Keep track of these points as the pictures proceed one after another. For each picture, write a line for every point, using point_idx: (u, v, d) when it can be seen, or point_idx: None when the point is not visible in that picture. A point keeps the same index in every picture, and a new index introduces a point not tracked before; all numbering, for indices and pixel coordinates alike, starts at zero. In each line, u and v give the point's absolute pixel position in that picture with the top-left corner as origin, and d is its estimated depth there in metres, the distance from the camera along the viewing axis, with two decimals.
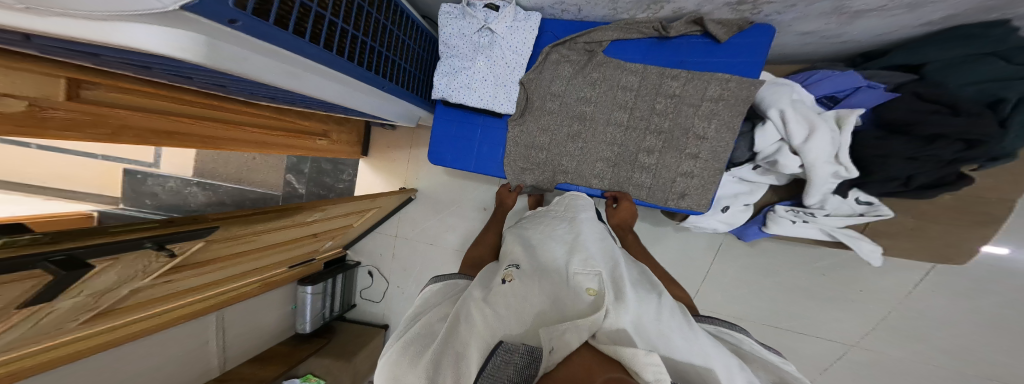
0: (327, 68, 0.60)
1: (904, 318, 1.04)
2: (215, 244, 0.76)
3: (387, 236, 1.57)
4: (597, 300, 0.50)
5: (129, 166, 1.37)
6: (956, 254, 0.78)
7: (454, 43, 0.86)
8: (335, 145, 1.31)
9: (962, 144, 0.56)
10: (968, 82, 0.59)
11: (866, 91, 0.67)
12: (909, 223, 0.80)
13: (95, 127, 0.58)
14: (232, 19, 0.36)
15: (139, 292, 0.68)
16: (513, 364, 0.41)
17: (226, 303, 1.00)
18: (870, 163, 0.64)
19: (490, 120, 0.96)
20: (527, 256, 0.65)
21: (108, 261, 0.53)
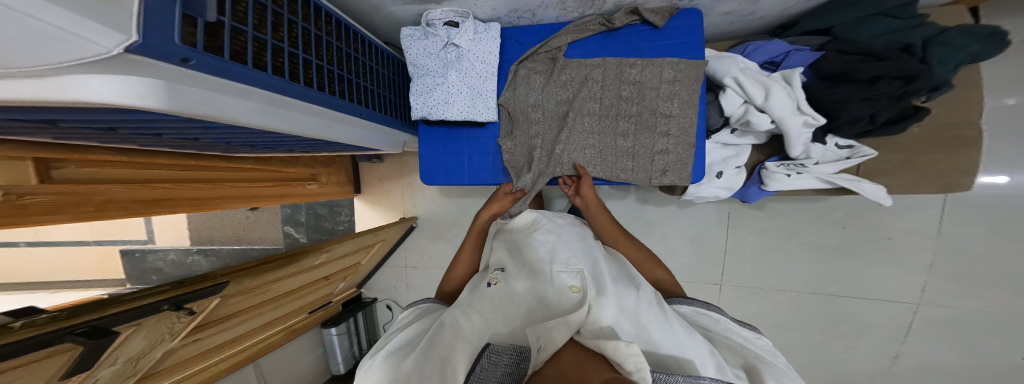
0: (336, 112, 0.57)
1: (965, 262, 0.90)
2: (232, 299, 0.76)
3: (396, 269, 1.56)
4: (582, 298, 0.48)
5: (125, 247, 1.42)
6: (957, 179, 0.67)
7: (421, 62, 0.77)
8: (326, 187, 1.31)
9: (901, 80, 0.59)
10: (875, 36, 0.64)
11: (796, 54, 0.69)
12: (896, 160, 0.70)
13: (78, 207, 0.56)
14: (187, 58, 0.29)
15: (175, 351, 0.71)
16: (503, 365, 0.42)
17: (251, 357, 1.00)
18: (831, 110, 0.63)
19: (476, 131, 0.83)
20: (512, 255, 0.61)
21: (131, 327, 0.54)
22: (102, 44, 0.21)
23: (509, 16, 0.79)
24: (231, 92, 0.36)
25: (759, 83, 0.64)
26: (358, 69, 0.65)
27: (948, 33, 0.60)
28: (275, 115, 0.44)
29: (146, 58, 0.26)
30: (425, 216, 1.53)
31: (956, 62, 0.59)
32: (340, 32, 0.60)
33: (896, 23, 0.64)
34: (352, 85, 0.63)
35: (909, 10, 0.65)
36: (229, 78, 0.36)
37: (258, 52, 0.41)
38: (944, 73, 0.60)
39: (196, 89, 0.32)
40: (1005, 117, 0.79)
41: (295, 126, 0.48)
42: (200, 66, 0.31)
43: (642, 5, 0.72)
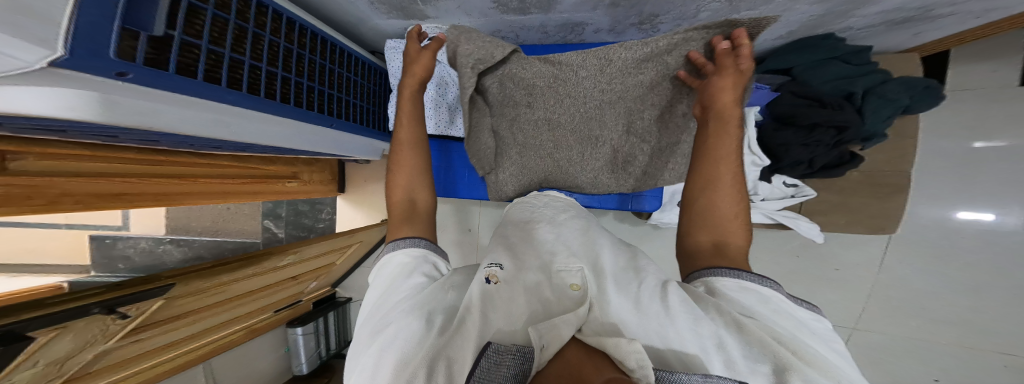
0: (302, 122, 0.58)
1: (893, 289, 1.02)
2: (180, 300, 0.72)
3: (373, 270, 1.57)
4: (585, 295, 0.39)
5: (97, 232, 1.39)
6: (884, 222, 0.77)
7: (403, 75, 0.79)
8: (307, 185, 1.31)
9: (836, 130, 0.64)
10: (827, 81, 0.69)
11: (757, 92, 0.72)
12: (833, 200, 0.81)
13: (27, 198, 0.54)
14: (121, 71, 0.30)
15: (109, 353, 0.66)
16: (505, 367, 0.30)
17: (202, 358, 0.95)
18: (777, 152, 0.68)
19: (455, 144, 0.86)
20: (508, 249, 0.49)
21: (52, 331, 0.48)
22: (23, 60, 0.22)
23: (493, 36, 0.82)
24: (176, 104, 0.37)
25: None
26: (333, 80, 0.67)
27: (887, 85, 0.66)
28: (228, 125, 0.45)
29: (78, 71, 0.26)
30: None
31: (887, 114, 0.67)
32: (315, 44, 0.61)
33: (849, 69, 0.68)
34: (325, 96, 0.64)
35: (863, 57, 0.71)
36: (172, 91, 0.36)
37: (211, 65, 0.42)
38: (876, 124, 0.68)
39: (133, 101, 0.33)
40: (961, 160, 0.94)
41: (248, 135, 0.48)
42: (138, 78, 0.32)
43: (621, 33, 0.76)
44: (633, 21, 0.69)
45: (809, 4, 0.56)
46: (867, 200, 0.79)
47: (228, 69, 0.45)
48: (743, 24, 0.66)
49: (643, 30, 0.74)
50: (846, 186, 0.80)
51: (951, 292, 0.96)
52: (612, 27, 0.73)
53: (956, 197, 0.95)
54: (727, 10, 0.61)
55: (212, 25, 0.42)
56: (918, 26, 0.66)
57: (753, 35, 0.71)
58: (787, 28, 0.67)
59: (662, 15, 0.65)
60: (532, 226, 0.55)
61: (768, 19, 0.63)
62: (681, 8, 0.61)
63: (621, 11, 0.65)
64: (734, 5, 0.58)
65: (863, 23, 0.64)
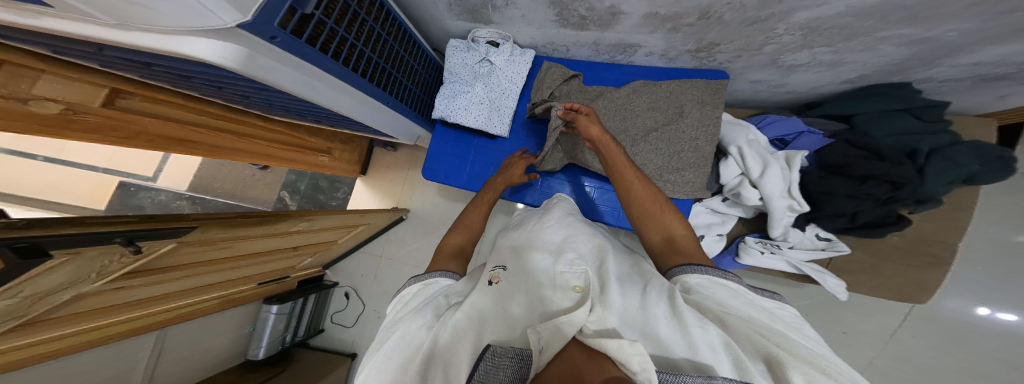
0: (375, 100, 0.64)
1: (888, 361, 1.00)
2: (185, 248, 0.73)
3: (371, 258, 1.59)
4: (587, 296, 0.42)
5: (127, 180, 1.47)
6: (919, 294, 0.79)
7: (456, 70, 0.84)
8: (336, 162, 1.36)
9: (890, 185, 0.63)
10: (888, 134, 0.66)
11: (808, 137, 0.73)
12: (867, 262, 0.82)
13: (114, 131, 0.59)
14: (272, 35, 0.36)
15: (83, 299, 0.63)
16: (505, 370, 0.34)
17: (177, 319, 0.97)
18: (819, 199, 0.70)
19: (486, 142, 0.90)
20: (513, 254, 0.54)
21: (68, 255, 0.50)
22: (224, 19, 0.28)
23: (545, 47, 0.87)
24: (292, 66, 0.42)
25: (759, 159, 0.69)
26: (401, 65, 0.72)
27: (956, 147, 0.63)
28: (312, 88, 0.48)
29: (247, 32, 0.33)
30: (417, 211, 1.57)
31: (949, 179, 0.63)
32: (396, 34, 0.68)
33: (916, 125, 0.65)
34: (389, 78, 0.68)
35: (936, 113, 0.66)
36: (295, 55, 0.42)
37: (327, 39, 0.49)
38: (934, 187, 0.64)
39: (265, 59, 0.37)
40: (1005, 249, 0.89)
41: (322, 99, 0.52)
42: (281, 44, 0.39)
43: (672, 59, 0.78)
44: (689, 48, 0.71)
45: (895, 45, 0.55)
46: (903, 266, 0.79)
47: (335, 43, 0.51)
48: (811, 61, 0.64)
49: (697, 59, 0.75)
50: (884, 249, 0.80)
51: (954, 371, 0.94)
52: (665, 52, 0.75)
53: (975, 287, 0.91)
54: (798, 45, 0.59)
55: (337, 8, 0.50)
56: (1008, 87, 0.62)
57: (817, 74, 0.69)
58: (862, 68, 0.63)
59: (722, 45, 0.66)
60: (540, 229, 0.59)
61: (842, 57, 0.61)
62: (747, 38, 0.61)
63: (680, 37, 0.67)
64: (808, 40, 0.57)
65: (950, 73, 0.60)
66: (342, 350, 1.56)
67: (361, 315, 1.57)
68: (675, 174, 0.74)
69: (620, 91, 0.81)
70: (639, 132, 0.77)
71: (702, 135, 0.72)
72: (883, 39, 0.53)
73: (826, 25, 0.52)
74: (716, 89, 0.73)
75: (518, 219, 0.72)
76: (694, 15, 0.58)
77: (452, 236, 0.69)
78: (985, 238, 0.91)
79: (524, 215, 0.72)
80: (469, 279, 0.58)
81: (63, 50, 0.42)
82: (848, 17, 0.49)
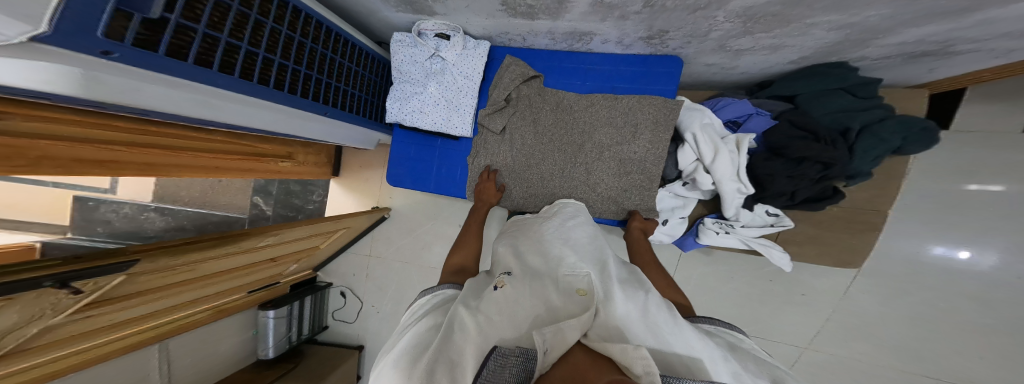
0: (306, 112, 0.61)
1: (849, 318, 1.07)
2: (141, 276, 0.69)
3: (359, 257, 1.58)
4: (592, 300, 0.43)
5: (82, 193, 1.37)
6: (852, 257, 0.78)
7: (405, 69, 0.79)
8: (301, 166, 1.30)
9: (821, 165, 0.62)
10: (825, 113, 0.66)
11: (757, 118, 0.70)
12: (810, 232, 0.80)
13: (12, 159, 0.54)
14: (106, 50, 0.30)
15: (55, 329, 0.62)
16: (511, 368, 0.34)
17: (172, 332, 0.97)
18: (763, 181, 0.67)
19: (450, 143, 0.85)
20: (517, 257, 0.56)
21: (1, 301, 0.46)
22: (7, 34, 0.22)
23: (500, 37, 0.81)
24: (162, 84, 0.39)
25: (710, 144, 0.66)
26: (333, 68, 0.66)
27: (885, 122, 0.62)
28: (207, 105, 0.46)
29: (55, 46, 0.26)
30: (398, 208, 1.54)
31: (876, 154, 0.63)
32: (319, 33, 0.62)
33: (852, 102, 0.65)
34: (320, 85, 0.64)
35: (870, 90, 0.65)
36: (158, 70, 0.37)
37: (206, 50, 0.42)
38: (863, 163, 0.64)
39: (112, 76, 0.34)
40: (951, 201, 0.92)
41: (232, 115, 0.51)
42: (121, 57, 0.32)
43: (628, 46, 0.74)
44: (641, 35, 0.67)
45: (827, 30, 0.53)
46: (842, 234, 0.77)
47: (222, 53, 0.45)
48: (755, 45, 0.62)
49: (651, 46, 0.72)
50: None
51: (907, 322, 1.02)
52: (619, 40, 0.71)
53: (918, 241, 0.96)
54: (740, 32, 0.57)
55: (212, 11, 0.42)
56: (937, 62, 0.62)
57: (763, 57, 0.67)
58: (800, 51, 0.62)
59: (672, 32, 0.63)
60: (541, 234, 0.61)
61: (781, 42, 0.59)
62: (692, 25, 0.59)
63: (629, 24, 0.63)
64: (748, 26, 0.55)
65: (880, 52, 0.59)
66: (346, 344, 1.60)
67: (360, 311, 1.58)
68: (623, 196, 0.75)
69: (569, 93, 0.79)
70: (596, 149, 0.75)
71: (651, 155, 0.71)
72: (813, 25, 0.52)
73: (760, 13, 0.50)
74: (672, 108, 0.70)
75: (516, 226, 0.71)
76: (638, 3, 0.54)
77: (455, 254, 0.68)
78: (936, 200, 0.95)
79: (526, 220, 0.73)
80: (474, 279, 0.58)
81: None
82: (780, 5, 0.47)
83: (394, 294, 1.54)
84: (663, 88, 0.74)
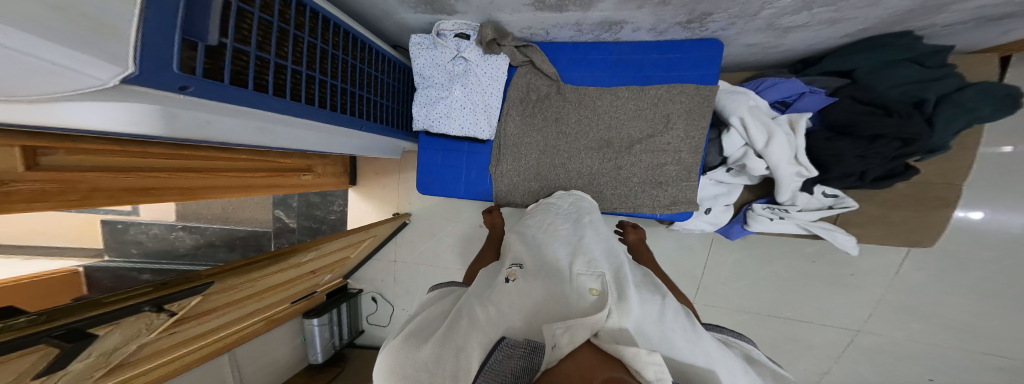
0: (355, 128, 0.63)
1: (900, 297, 1.03)
2: (215, 295, 0.71)
3: (384, 263, 1.58)
4: (604, 301, 0.38)
5: (108, 217, 1.41)
6: (923, 236, 0.71)
7: (428, 73, 0.76)
8: (320, 178, 1.30)
9: (900, 142, 0.58)
10: (893, 86, 0.61)
11: (810, 96, 0.66)
12: (873, 212, 0.75)
13: (62, 195, 0.56)
14: (182, 85, 0.31)
15: (148, 344, 0.65)
16: (516, 359, 0.35)
17: (234, 342, 1.01)
18: (825, 162, 0.63)
19: (477, 146, 0.81)
20: (530, 252, 0.54)
21: (108, 327, 0.49)
22: (97, 77, 0.24)
23: (520, 33, 0.77)
24: (229, 115, 0.40)
25: (762, 127, 0.62)
26: (362, 80, 0.65)
27: (965, 91, 0.56)
28: (267, 132, 0.48)
29: (139, 86, 0.28)
30: (418, 213, 1.53)
31: (959, 126, 0.57)
32: (347, 43, 0.60)
33: (922, 73, 0.59)
34: (354, 97, 0.62)
35: (940, 58, 0.60)
36: (225, 100, 0.37)
37: (259, 70, 0.42)
38: (943, 136, 0.58)
39: (191, 114, 0.35)
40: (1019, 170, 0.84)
41: (288, 139, 0.52)
42: (197, 92, 0.33)
43: (662, 32, 0.70)
44: (679, 20, 0.63)
45: None
46: (908, 212, 0.72)
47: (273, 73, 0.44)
48: (810, 21, 0.57)
49: (688, 30, 0.67)
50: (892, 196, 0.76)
51: (967, 300, 0.96)
52: (654, 26, 0.67)
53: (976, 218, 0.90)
54: (797, 7, 0.53)
55: (258, 28, 0.41)
56: (1010, 24, 0.57)
57: (817, 32, 0.62)
58: (863, 22, 0.57)
59: (715, 14, 0.59)
60: (557, 233, 0.58)
61: (843, 15, 0.55)
62: (741, 6, 0.55)
63: (669, 9, 0.59)
64: (808, 1, 0.51)
65: (955, 18, 0.54)
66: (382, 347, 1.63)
67: (392, 315, 1.60)
68: (656, 189, 0.70)
69: (594, 87, 0.75)
70: (623, 143, 0.72)
71: (685, 146, 0.68)
72: None
73: None
74: (706, 96, 0.67)
75: (532, 215, 0.70)
76: None
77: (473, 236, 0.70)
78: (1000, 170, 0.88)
79: (540, 211, 0.70)
80: (482, 273, 0.60)
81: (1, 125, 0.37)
82: None
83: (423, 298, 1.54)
84: (703, 74, 0.69)
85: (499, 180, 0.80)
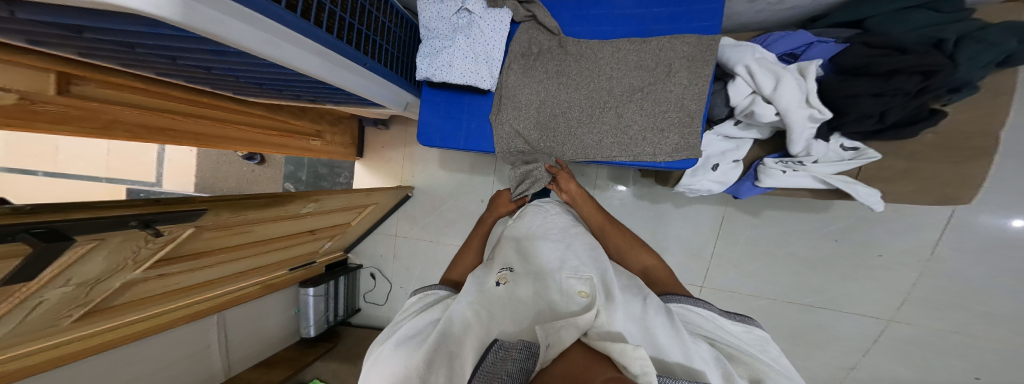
0: (357, 64, 0.63)
1: (921, 280, 0.97)
2: (207, 233, 0.74)
3: (387, 237, 1.61)
4: (592, 302, 0.39)
5: (132, 186, 1.52)
6: (960, 191, 0.66)
7: (433, 26, 0.77)
8: (329, 145, 1.33)
9: (921, 76, 0.54)
10: (908, 30, 0.59)
11: (819, 46, 0.65)
12: (899, 165, 0.71)
13: (85, 121, 0.60)
14: None
15: (134, 286, 0.69)
16: (511, 361, 0.31)
17: (227, 305, 1.03)
18: (840, 105, 0.61)
19: (477, 98, 0.82)
20: (518, 256, 0.52)
21: (93, 240, 0.51)
22: None
23: None
24: (242, 18, 0.36)
25: (770, 73, 0.61)
26: (371, 23, 0.68)
27: (988, 29, 0.53)
28: (278, 47, 0.44)
29: None
30: (423, 187, 1.55)
31: (986, 61, 0.53)
32: None
33: (935, 18, 0.58)
34: (361, 35, 0.65)
35: (955, 4, 0.59)
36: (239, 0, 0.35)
37: None
38: (970, 73, 0.54)
39: (205, 8, 0.31)
40: None
41: (294, 62, 0.48)
42: None
43: None
44: None
45: None
46: (938, 165, 0.67)
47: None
48: None
49: None
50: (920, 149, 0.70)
51: (998, 283, 0.89)
52: None
53: (1006, 191, 0.84)
54: None
55: None
56: None
57: None
58: None
59: None
60: (543, 237, 0.57)
61: None
62: None
63: None
64: None
65: None
66: (379, 325, 1.65)
67: (391, 292, 1.62)
68: (657, 138, 0.69)
69: (594, 40, 0.74)
70: (625, 93, 0.71)
71: (689, 93, 0.66)
72: None
73: None
74: (708, 45, 0.65)
75: (530, 213, 0.70)
76: None
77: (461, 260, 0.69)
78: None
79: (531, 212, 0.70)
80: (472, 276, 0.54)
81: (35, 39, 0.41)
82: None
83: (422, 274, 1.56)
84: (707, 25, 0.67)
85: (499, 129, 0.79)
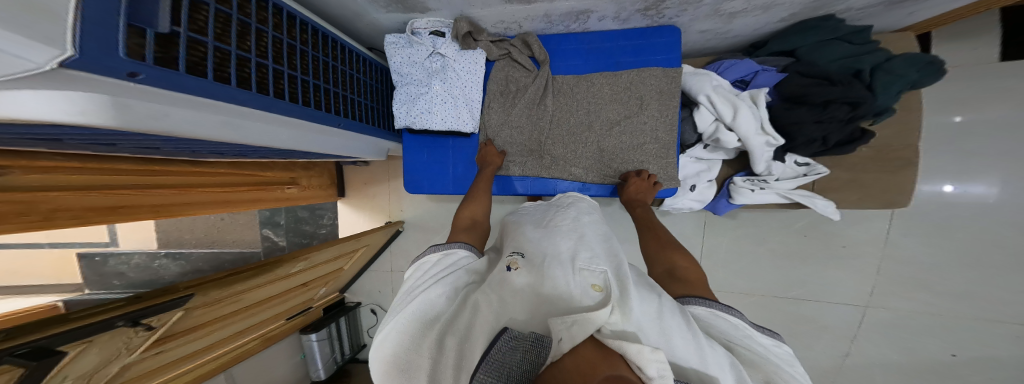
0: (331, 126, 0.62)
1: (895, 266, 1.02)
2: (197, 310, 0.70)
3: (380, 273, 1.54)
4: (608, 295, 0.36)
5: (83, 250, 1.38)
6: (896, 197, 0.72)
7: (405, 71, 0.75)
8: (307, 190, 1.28)
9: (849, 105, 0.62)
10: (832, 61, 0.66)
11: (764, 74, 0.69)
12: (844, 177, 0.75)
13: (21, 215, 0.54)
14: (131, 71, 0.29)
15: (131, 366, 0.64)
16: (517, 356, 0.31)
17: (227, 365, 0.98)
18: (789, 130, 0.66)
19: (462, 141, 0.81)
20: (531, 242, 0.49)
21: (80, 344, 0.47)
22: (35, 60, 0.20)
23: (495, 27, 0.78)
24: (188, 105, 0.36)
25: (727, 103, 0.64)
26: (336, 77, 0.67)
27: (893, 61, 0.63)
28: (238, 127, 0.43)
29: (84, 72, 0.25)
30: (412, 220, 1.51)
31: (897, 89, 0.62)
32: (317, 40, 0.61)
33: (852, 50, 0.66)
34: (328, 93, 0.63)
35: (864, 36, 0.67)
36: (185, 90, 0.35)
37: (219, 63, 0.41)
38: (886, 99, 0.63)
39: (143, 104, 0.31)
40: (949, 134, 0.92)
41: (256, 138, 0.47)
42: (149, 80, 0.31)
43: (625, 20, 0.71)
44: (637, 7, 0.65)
45: None
46: (878, 174, 0.73)
47: (235, 65, 0.44)
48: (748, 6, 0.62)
49: (647, 18, 0.69)
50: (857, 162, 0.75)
51: (957, 260, 0.96)
52: (616, 15, 0.69)
53: (944, 180, 0.93)
54: None
55: (216, 21, 0.41)
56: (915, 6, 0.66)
57: (755, 18, 0.67)
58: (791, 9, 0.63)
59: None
60: (555, 227, 0.53)
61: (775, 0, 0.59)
62: None
63: None
64: None
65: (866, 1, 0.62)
66: None
67: None
68: (638, 167, 0.71)
69: (569, 75, 0.76)
70: (604, 124, 0.73)
71: (661, 124, 0.69)
72: None
73: None
74: (673, 78, 0.69)
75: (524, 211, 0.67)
76: None
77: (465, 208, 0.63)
78: (960, 134, 0.91)
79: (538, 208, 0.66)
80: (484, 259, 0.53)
81: None
82: None
83: None
84: (670, 56, 0.71)
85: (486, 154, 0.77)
